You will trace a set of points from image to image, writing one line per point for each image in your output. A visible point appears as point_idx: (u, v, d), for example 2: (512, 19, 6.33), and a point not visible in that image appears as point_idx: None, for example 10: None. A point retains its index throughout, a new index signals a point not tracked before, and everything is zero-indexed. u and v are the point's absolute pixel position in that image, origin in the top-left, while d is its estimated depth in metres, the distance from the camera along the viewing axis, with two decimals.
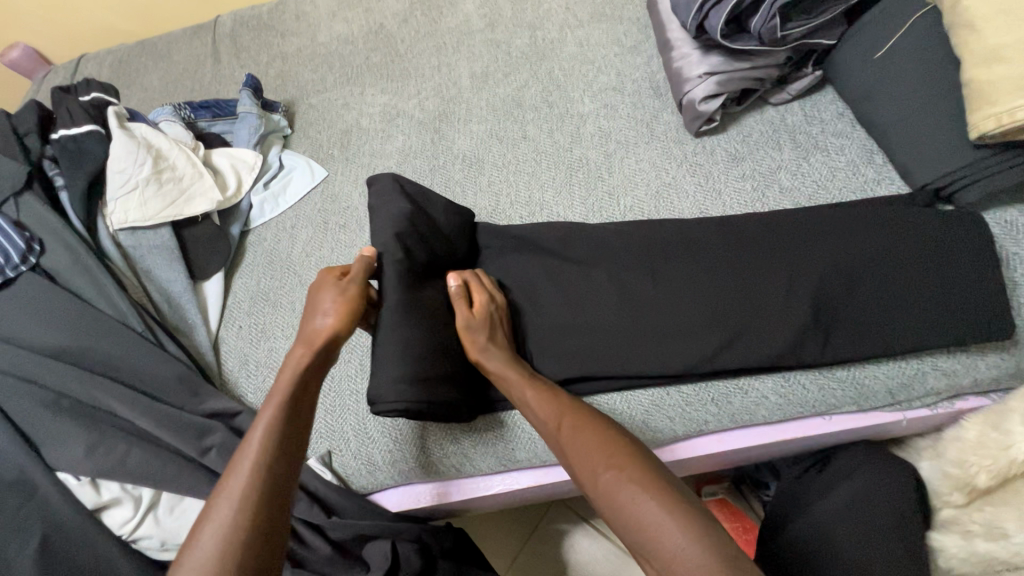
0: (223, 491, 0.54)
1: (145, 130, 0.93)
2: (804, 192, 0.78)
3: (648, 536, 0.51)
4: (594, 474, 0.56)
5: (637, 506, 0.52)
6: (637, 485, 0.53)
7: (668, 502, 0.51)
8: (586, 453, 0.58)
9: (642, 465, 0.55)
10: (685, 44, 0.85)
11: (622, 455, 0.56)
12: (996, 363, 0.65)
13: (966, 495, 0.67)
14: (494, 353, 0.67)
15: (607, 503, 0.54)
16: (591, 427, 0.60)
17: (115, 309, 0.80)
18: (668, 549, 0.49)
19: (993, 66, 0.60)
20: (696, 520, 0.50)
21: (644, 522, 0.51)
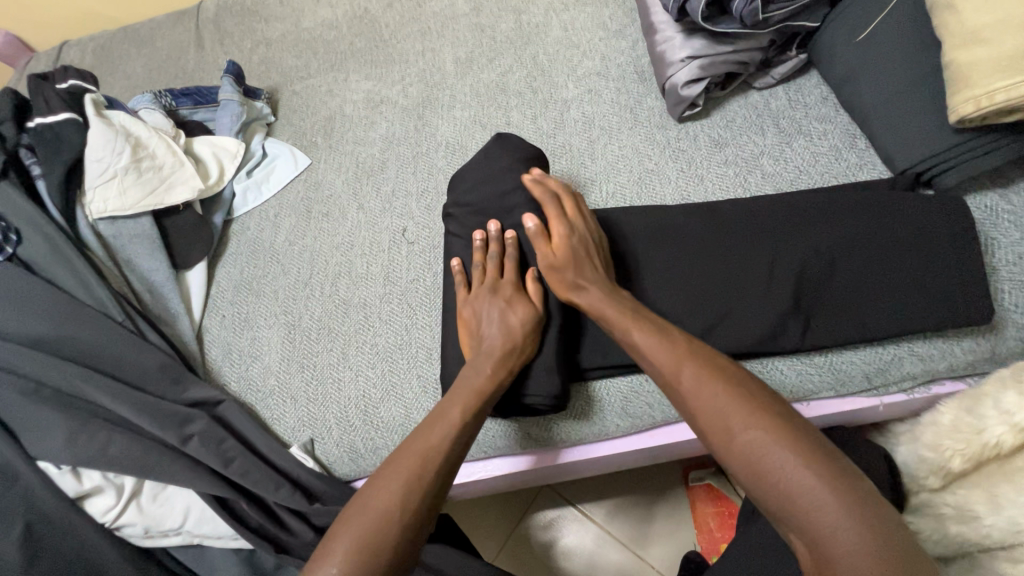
0: (384, 474, 0.57)
1: (123, 118, 0.92)
2: (786, 178, 0.78)
3: (799, 511, 0.45)
4: (728, 430, 0.51)
5: (785, 475, 0.46)
6: (785, 451, 0.47)
7: (828, 478, 0.45)
8: (719, 407, 0.52)
9: (792, 427, 0.49)
10: (668, 27, 0.84)
11: (766, 414, 0.50)
12: (973, 348, 0.65)
13: (941, 479, 0.67)
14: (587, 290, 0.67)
15: (742, 462, 0.49)
16: (721, 376, 0.54)
17: (95, 298, 0.80)
18: (822, 529, 0.44)
19: (972, 48, 0.59)
20: (860, 501, 0.44)
21: (794, 494, 0.46)
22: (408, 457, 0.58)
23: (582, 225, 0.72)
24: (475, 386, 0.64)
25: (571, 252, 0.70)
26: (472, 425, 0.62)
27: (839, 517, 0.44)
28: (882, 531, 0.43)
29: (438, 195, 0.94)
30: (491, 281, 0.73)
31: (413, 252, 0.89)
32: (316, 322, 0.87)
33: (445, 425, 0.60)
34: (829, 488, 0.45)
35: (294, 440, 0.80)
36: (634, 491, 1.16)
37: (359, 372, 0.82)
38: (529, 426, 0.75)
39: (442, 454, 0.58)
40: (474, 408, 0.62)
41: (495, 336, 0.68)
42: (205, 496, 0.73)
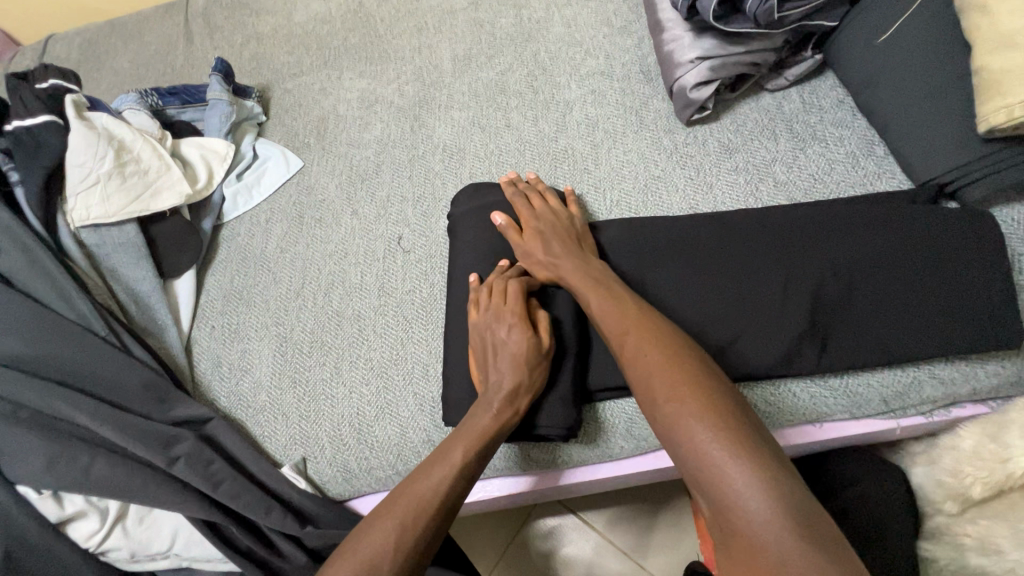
0: (384, 510, 0.56)
1: (105, 120, 0.87)
2: (800, 186, 0.74)
3: (708, 477, 0.46)
4: (654, 398, 0.52)
5: (699, 442, 0.48)
6: (701, 419, 0.48)
7: (737, 446, 0.46)
8: (648, 375, 0.53)
9: (713, 397, 0.50)
10: (677, 26, 0.80)
11: (691, 384, 0.51)
12: (998, 371, 0.61)
13: (960, 505, 0.65)
14: (559, 264, 0.68)
15: (665, 430, 0.51)
16: (655, 345, 0.55)
17: (77, 313, 0.77)
18: (725, 493, 0.45)
19: (1004, 52, 0.55)
20: (766, 470, 0.45)
21: (704, 460, 0.47)
22: (408, 496, 0.56)
23: (549, 209, 0.75)
24: (483, 427, 0.61)
25: (540, 234, 0.72)
26: (475, 466, 0.60)
27: (742, 484, 0.44)
28: (787, 500, 0.43)
29: (435, 200, 0.90)
30: (497, 304, 0.68)
31: (409, 261, 0.86)
32: (308, 335, 0.84)
33: (448, 466, 0.58)
34: (737, 455, 0.46)
35: (286, 459, 0.77)
36: (636, 500, 1.13)
37: (352, 389, 0.79)
38: (523, 449, 0.72)
39: (444, 496, 0.57)
40: (479, 450, 0.60)
41: (504, 371, 0.63)
42: (193, 520, 0.70)
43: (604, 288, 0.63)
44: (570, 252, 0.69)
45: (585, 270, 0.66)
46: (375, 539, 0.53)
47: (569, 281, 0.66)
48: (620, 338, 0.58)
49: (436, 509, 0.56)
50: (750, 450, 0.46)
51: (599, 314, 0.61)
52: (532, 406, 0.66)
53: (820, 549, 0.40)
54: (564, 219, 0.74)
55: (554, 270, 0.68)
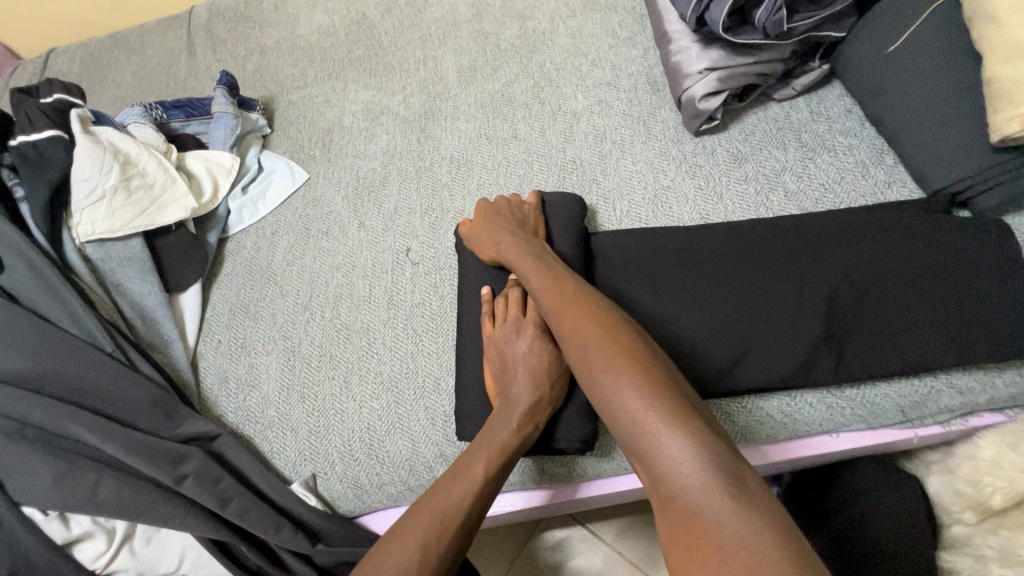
0: (403, 528, 0.55)
1: (110, 134, 0.87)
2: (810, 196, 0.74)
3: (640, 442, 0.46)
4: (592, 372, 0.52)
5: (630, 408, 0.48)
6: (636, 389, 0.48)
7: (670, 413, 0.46)
8: (586, 349, 0.53)
9: (647, 367, 0.50)
10: (683, 37, 0.80)
11: (626, 356, 0.51)
12: (1015, 380, 0.61)
13: (979, 515, 0.64)
14: (501, 243, 0.71)
15: (602, 402, 0.50)
16: (592, 320, 0.55)
17: (83, 329, 0.76)
18: (659, 460, 0.45)
19: (1015, 63, 0.55)
20: (698, 433, 0.45)
21: (642, 429, 0.46)
22: (428, 513, 0.55)
23: (504, 201, 0.77)
24: (503, 441, 0.60)
25: (489, 223, 0.75)
26: (495, 480, 0.59)
27: (676, 448, 0.44)
28: (721, 461, 0.43)
29: (443, 212, 0.89)
30: (514, 315, 0.68)
31: (418, 273, 0.85)
32: (316, 349, 0.83)
33: (469, 481, 0.58)
34: (669, 420, 0.46)
35: (296, 476, 0.76)
36: (646, 511, 1.12)
37: (362, 403, 0.78)
38: (537, 462, 0.71)
39: (462, 510, 0.56)
40: (500, 465, 0.59)
41: (522, 385, 0.63)
42: (202, 540, 0.69)
43: (544, 266, 0.65)
44: (508, 230, 0.72)
45: (524, 248, 0.68)
46: (400, 559, 0.52)
47: (510, 259, 0.68)
48: (558, 312, 0.58)
49: (458, 525, 0.55)
50: (679, 411, 0.46)
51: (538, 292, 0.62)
52: (550, 418, 0.66)
53: (749, 503, 0.41)
54: (511, 205, 0.77)
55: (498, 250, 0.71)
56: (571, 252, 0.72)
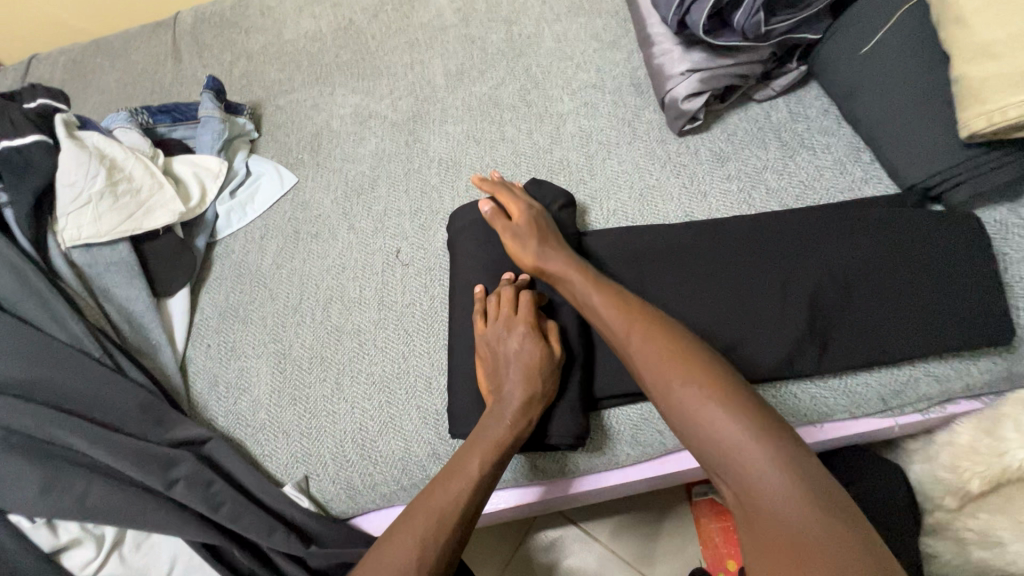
0: (402, 525, 0.55)
1: (96, 138, 0.86)
2: (792, 193, 0.76)
3: (726, 460, 0.50)
4: (671, 389, 0.54)
5: (717, 427, 0.51)
6: (722, 408, 0.51)
7: (758, 432, 0.49)
8: (661, 368, 0.55)
9: (727, 384, 0.53)
10: (666, 40, 0.82)
11: (705, 375, 0.53)
12: (989, 367, 0.63)
13: (957, 500, 0.66)
14: (551, 257, 0.69)
15: (684, 419, 0.53)
16: (665, 338, 0.57)
17: (70, 335, 0.75)
18: (747, 475, 0.48)
19: (982, 62, 0.58)
20: (784, 450, 0.48)
21: (729, 447, 0.50)
22: (425, 511, 0.56)
23: (531, 208, 0.75)
24: (497, 438, 0.61)
25: (533, 224, 0.72)
26: (491, 476, 0.60)
27: (767, 464, 0.48)
28: (807, 477, 0.47)
29: (433, 213, 0.90)
30: (508, 313, 0.69)
31: (408, 274, 0.86)
32: (308, 351, 0.83)
33: (466, 478, 0.58)
34: (756, 438, 0.49)
35: (288, 479, 0.76)
36: (640, 509, 1.13)
37: (355, 404, 0.78)
38: (530, 459, 0.72)
39: (459, 506, 0.57)
40: (495, 461, 0.60)
41: (515, 383, 0.64)
42: (193, 544, 0.68)
43: (603, 286, 0.64)
44: (554, 243, 0.71)
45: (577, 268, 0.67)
46: (398, 557, 0.53)
47: (561, 275, 0.67)
48: (626, 330, 0.60)
49: (456, 522, 0.56)
50: (764, 430, 0.49)
51: (598, 309, 0.62)
52: (543, 415, 0.67)
53: (835, 516, 0.45)
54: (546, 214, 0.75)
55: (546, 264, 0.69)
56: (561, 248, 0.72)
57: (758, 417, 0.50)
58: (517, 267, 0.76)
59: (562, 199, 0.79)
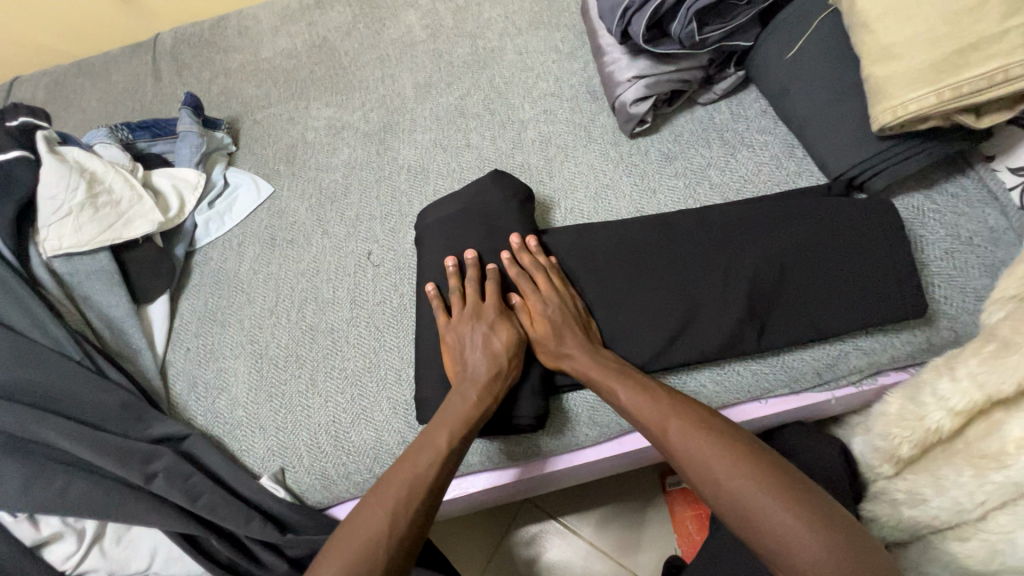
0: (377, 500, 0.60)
1: (77, 154, 0.90)
2: (733, 187, 0.82)
3: (781, 547, 0.50)
4: (717, 481, 0.55)
5: (768, 516, 0.51)
6: (769, 495, 0.52)
7: (807, 514, 0.50)
8: (703, 459, 0.56)
9: (772, 471, 0.53)
10: (615, 50, 0.88)
11: (749, 463, 0.54)
12: (910, 339, 0.69)
13: (894, 466, 0.67)
14: (572, 358, 0.69)
15: (733, 511, 0.53)
16: (703, 428, 0.58)
17: (52, 339, 0.78)
18: (805, 565, 0.48)
19: (886, 63, 0.64)
20: (837, 533, 0.49)
21: (781, 535, 0.50)
22: (398, 484, 0.61)
23: (558, 300, 0.72)
24: (464, 413, 0.65)
25: (553, 326, 0.71)
26: (458, 450, 0.64)
27: (823, 548, 0.48)
28: (862, 558, 0.47)
29: (402, 217, 0.95)
30: (475, 305, 0.74)
31: (379, 274, 0.90)
32: (283, 350, 0.87)
33: (435, 452, 0.63)
34: (809, 523, 0.49)
35: (265, 471, 0.79)
36: (616, 499, 1.16)
37: (328, 398, 0.81)
38: (510, 441, 0.75)
39: (428, 480, 0.61)
40: (461, 437, 0.64)
41: (479, 363, 0.69)
42: (173, 536, 0.72)
43: (628, 377, 0.65)
44: (577, 338, 0.70)
45: (600, 365, 0.67)
46: (367, 526, 0.58)
47: (588, 376, 0.67)
48: (659, 418, 0.61)
49: (424, 495, 0.60)
50: (813, 512, 0.50)
51: (624, 402, 0.63)
52: (508, 397, 0.71)
53: None
54: (571, 307, 0.72)
55: (569, 364, 0.69)
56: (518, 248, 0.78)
57: (805, 500, 0.51)
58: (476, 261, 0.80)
59: (521, 195, 0.84)
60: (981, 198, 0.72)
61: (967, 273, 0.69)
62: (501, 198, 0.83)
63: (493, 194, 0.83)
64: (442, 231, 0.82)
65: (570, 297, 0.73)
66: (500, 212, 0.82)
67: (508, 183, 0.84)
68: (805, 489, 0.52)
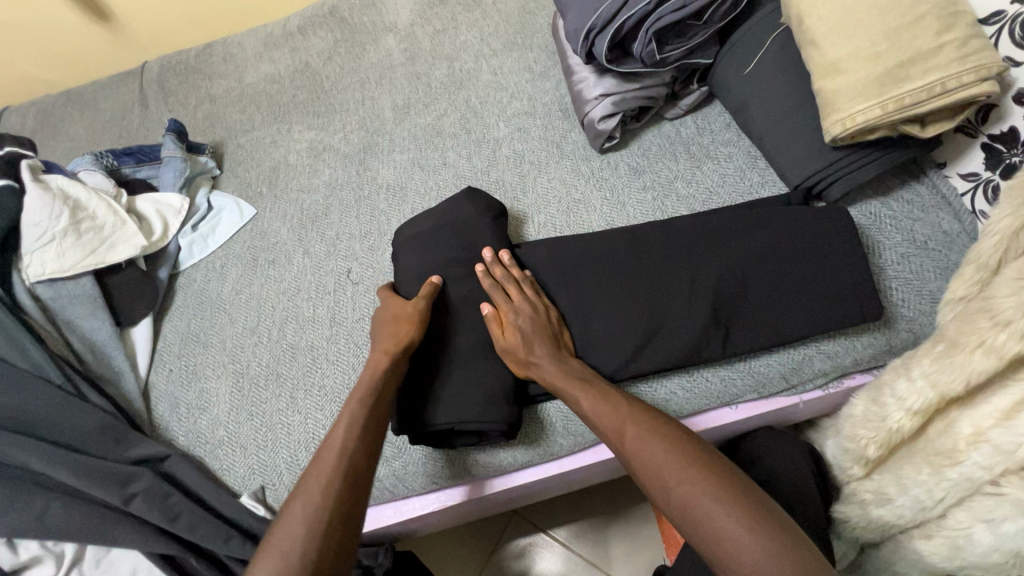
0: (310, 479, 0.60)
1: (61, 181, 0.92)
2: (699, 199, 0.85)
3: (724, 548, 0.51)
4: (668, 486, 0.56)
5: (713, 518, 0.52)
6: (716, 498, 0.53)
7: (753, 517, 0.52)
8: (660, 468, 0.57)
9: (722, 478, 0.55)
10: (583, 69, 0.91)
11: (701, 470, 0.56)
12: (871, 342, 0.71)
13: (863, 467, 0.68)
14: (541, 367, 0.70)
15: (682, 514, 0.55)
16: (659, 436, 0.60)
17: (32, 363, 0.79)
18: (749, 567, 0.49)
19: (833, 77, 0.67)
20: (780, 536, 0.50)
21: (725, 537, 0.51)
22: (318, 456, 0.63)
23: (529, 309, 0.73)
24: (360, 392, 0.68)
25: (523, 335, 0.72)
26: (370, 415, 0.66)
27: (765, 549, 0.50)
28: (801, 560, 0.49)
29: (381, 235, 0.97)
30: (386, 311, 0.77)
31: (359, 291, 0.92)
32: (264, 369, 0.88)
33: (345, 419, 0.65)
34: (752, 525, 0.51)
35: (245, 489, 0.80)
36: (602, 510, 1.16)
37: (308, 415, 0.82)
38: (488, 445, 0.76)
39: (349, 444, 0.63)
40: (365, 404, 0.67)
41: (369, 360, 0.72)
42: (152, 556, 0.73)
43: (593, 387, 0.67)
44: (546, 345, 0.71)
45: (568, 374, 0.69)
46: (296, 497, 0.59)
47: (555, 385, 0.68)
48: (618, 424, 0.63)
49: (337, 459, 0.61)
50: (757, 515, 0.52)
51: (587, 411, 0.65)
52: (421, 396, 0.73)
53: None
54: (546, 317, 0.74)
55: (538, 373, 0.70)
56: (490, 263, 0.79)
57: (750, 503, 0.53)
58: (449, 274, 0.81)
59: (493, 211, 0.86)
60: (935, 203, 0.75)
61: (922, 276, 0.71)
62: (474, 213, 0.85)
63: (466, 210, 0.85)
64: (418, 249, 0.84)
65: (542, 308, 0.74)
66: (475, 226, 0.84)
67: (481, 200, 0.86)
68: (750, 492, 0.54)
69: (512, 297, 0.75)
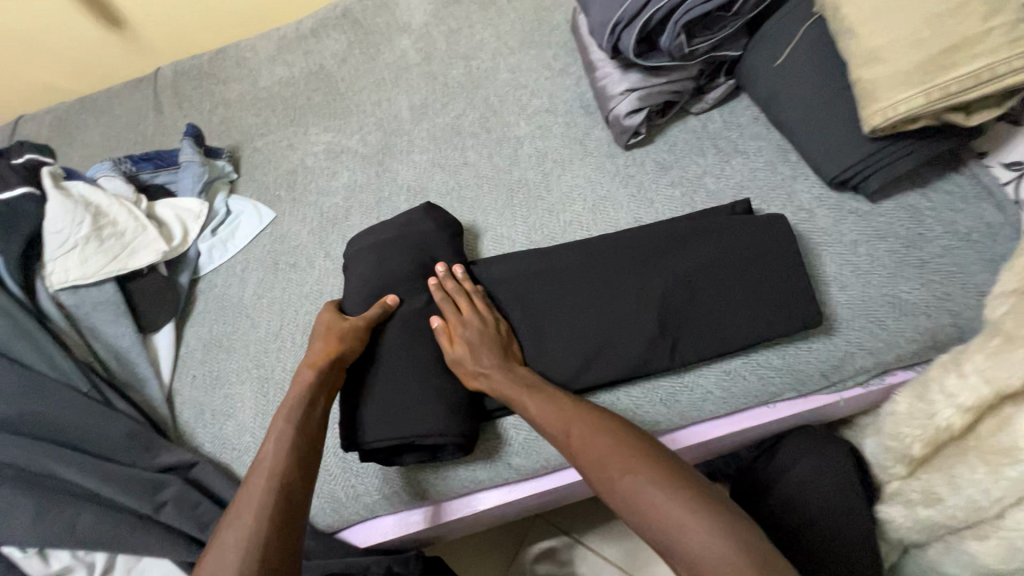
0: (240, 509, 0.58)
1: (82, 187, 0.91)
2: (728, 193, 0.83)
3: (671, 535, 0.51)
4: (612, 478, 0.56)
5: (655, 504, 0.53)
6: (658, 485, 0.54)
7: (694, 501, 0.52)
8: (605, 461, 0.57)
9: (665, 467, 0.56)
10: (606, 65, 0.90)
11: (644, 460, 0.56)
12: (916, 336, 0.69)
13: (907, 466, 0.67)
14: (490, 376, 0.68)
15: (628, 507, 0.55)
16: (604, 431, 0.60)
17: (57, 370, 0.79)
18: (694, 550, 0.50)
19: (870, 66, 0.65)
20: (723, 517, 0.51)
21: (670, 523, 0.51)
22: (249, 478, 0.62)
23: (476, 321, 0.72)
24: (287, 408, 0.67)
25: (468, 345, 0.70)
26: (299, 433, 0.65)
27: (708, 531, 0.50)
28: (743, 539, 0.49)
29: None
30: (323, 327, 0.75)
31: None
32: (288, 374, 0.87)
33: (274, 440, 0.64)
34: (694, 508, 0.51)
35: None
36: None
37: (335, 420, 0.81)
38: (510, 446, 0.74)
39: (276, 465, 0.62)
40: (293, 422, 0.66)
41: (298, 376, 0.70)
42: (183, 565, 0.73)
43: (539, 389, 0.66)
44: (490, 356, 0.69)
45: (519, 379, 0.68)
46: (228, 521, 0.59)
47: (504, 393, 0.67)
48: (561, 423, 0.62)
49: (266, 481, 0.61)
50: (698, 499, 0.52)
51: (534, 414, 0.64)
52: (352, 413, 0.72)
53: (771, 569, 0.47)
54: (494, 328, 0.72)
55: (486, 383, 0.69)
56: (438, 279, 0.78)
57: (694, 488, 0.53)
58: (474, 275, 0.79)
59: None
60: (976, 194, 0.73)
61: (967, 269, 0.69)
62: None
63: None
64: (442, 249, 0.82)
65: (492, 320, 0.73)
66: None
67: None
68: (692, 478, 0.55)
69: (465, 310, 0.73)
